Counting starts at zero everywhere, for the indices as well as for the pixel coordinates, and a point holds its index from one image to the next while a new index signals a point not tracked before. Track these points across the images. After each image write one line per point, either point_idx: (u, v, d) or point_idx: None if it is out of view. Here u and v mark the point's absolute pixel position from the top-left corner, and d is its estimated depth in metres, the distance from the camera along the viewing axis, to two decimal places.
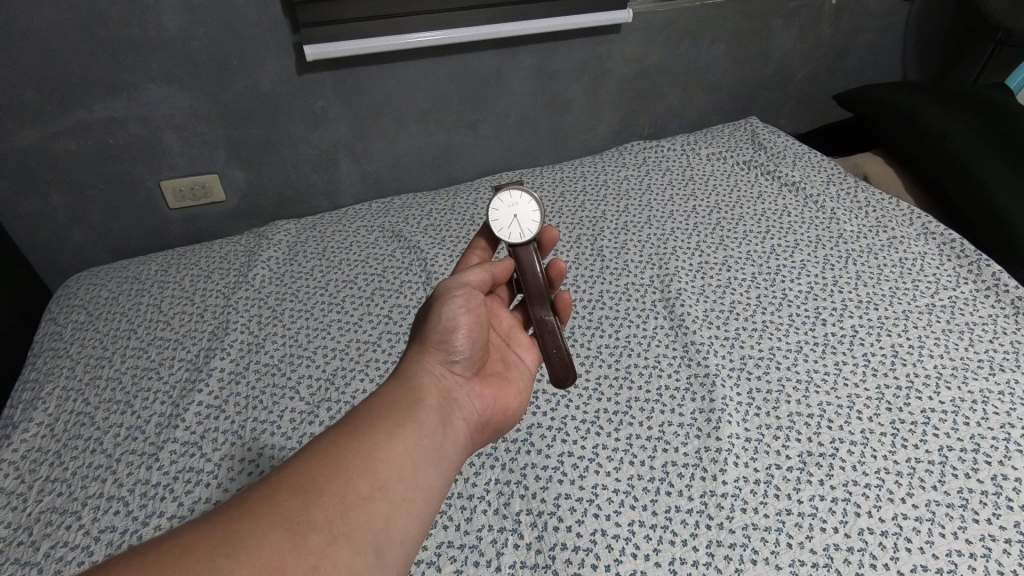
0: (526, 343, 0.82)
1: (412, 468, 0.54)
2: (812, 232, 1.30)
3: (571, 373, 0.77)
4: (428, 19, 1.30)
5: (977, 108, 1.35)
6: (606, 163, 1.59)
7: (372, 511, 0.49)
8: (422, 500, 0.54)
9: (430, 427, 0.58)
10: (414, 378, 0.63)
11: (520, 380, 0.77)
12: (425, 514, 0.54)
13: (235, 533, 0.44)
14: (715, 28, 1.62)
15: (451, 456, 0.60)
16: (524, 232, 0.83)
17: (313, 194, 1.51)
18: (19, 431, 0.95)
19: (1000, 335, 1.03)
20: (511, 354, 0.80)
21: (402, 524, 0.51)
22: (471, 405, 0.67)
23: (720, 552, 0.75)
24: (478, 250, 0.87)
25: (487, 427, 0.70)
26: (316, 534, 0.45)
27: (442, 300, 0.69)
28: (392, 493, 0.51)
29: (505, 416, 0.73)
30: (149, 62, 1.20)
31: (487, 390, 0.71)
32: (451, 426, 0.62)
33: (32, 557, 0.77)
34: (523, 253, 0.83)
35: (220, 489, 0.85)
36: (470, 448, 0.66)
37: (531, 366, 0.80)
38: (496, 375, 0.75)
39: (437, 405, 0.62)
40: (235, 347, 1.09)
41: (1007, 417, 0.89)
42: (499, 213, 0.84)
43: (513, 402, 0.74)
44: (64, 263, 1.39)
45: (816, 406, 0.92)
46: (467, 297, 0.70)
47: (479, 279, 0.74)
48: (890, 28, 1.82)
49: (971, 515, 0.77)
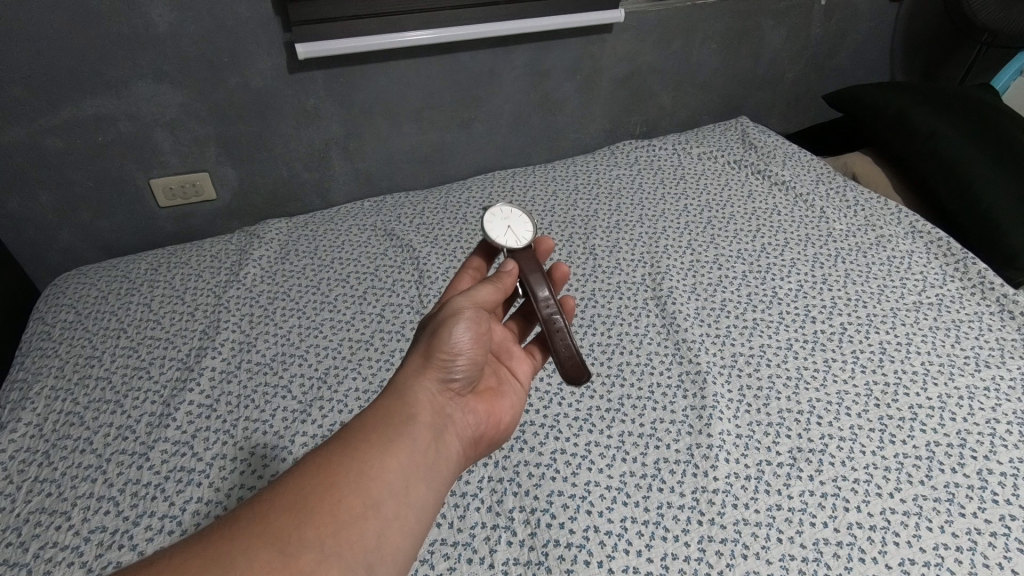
0: (518, 355, 0.81)
1: (404, 485, 0.54)
2: (802, 231, 1.31)
3: (584, 372, 0.72)
4: (419, 19, 1.30)
5: (961, 110, 1.37)
6: (599, 163, 1.60)
7: (363, 529, 0.49)
8: (414, 517, 0.54)
9: (424, 444, 0.58)
10: (408, 393, 0.61)
11: (513, 395, 0.76)
12: (417, 530, 0.54)
13: (225, 552, 0.44)
14: (706, 28, 1.63)
15: (444, 473, 0.59)
16: (519, 237, 0.82)
17: (305, 192, 1.51)
18: (7, 431, 0.94)
19: (986, 332, 1.04)
20: (504, 367, 0.79)
21: (393, 541, 0.51)
22: (465, 420, 0.67)
23: (712, 547, 0.76)
24: (470, 271, 0.86)
25: (479, 442, 0.69)
26: (308, 553, 0.45)
27: (451, 319, 0.66)
28: (384, 511, 0.51)
29: (497, 430, 0.72)
30: (139, 58, 1.19)
31: (481, 406, 0.70)
32: (444, 442, 0.61)
33: (21, 558, 0.77)
34: (523, 259, 0.81)
35: (212, 489, 0.85)
36: (462, 462, 0.66)
37: (522, 380, 0.80)
38: (489, 390, 0.74)
39: (433, 422, 0.61)
40: (227, 346, 1.09)
41: (993, 412, 0.90)
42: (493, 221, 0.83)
43: (506, 417, 0.73)
44: (51, 261, 1.38)
45: (806, 402, 0.93)
46: (476, 319, 0.67)
47: (488, 298, 0.71)
48: (879, 28, 1.84)
49: (958, 509, 0.78)
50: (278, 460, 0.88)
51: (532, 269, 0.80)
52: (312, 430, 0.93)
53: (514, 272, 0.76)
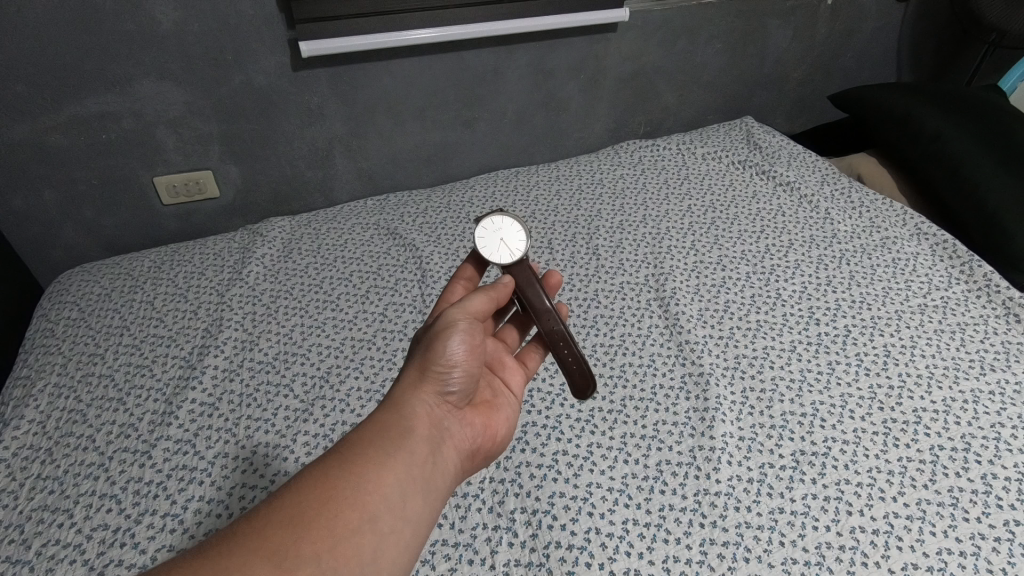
0: (512, 365, 0.81)
1: (401, 498, 0.54)
2: (806, 232, 1.30)
3: (592, 383, 0.75)
4: (424, 17, 1.30)
5: (968, 111, 1.36)
6: (603, 162, 1.59)
7: (360, 544, 0.49)
8: (410, 531, 0.54)
9: (421, 458, 0.57)
10: (404, 407, 0.61)
11: (508, 408, 0.76)
12: (413, 544, 0.54)
13: (223, 567, 0.44)
14: (711, 27, 1.62)
15: (440, 486, 0.59)
16: (513, 251, 0.79)
17: (308, 190, 1.51)
18: (10, 428, 0.95)
19: (991, 335, 1.04)
20: (498, 380, 0.79)
21: (390, 555, 0.51)
22: (462, 433, 0.66)
23: (714, 550, 0.76)
24: (463, 281, 0.84)
25: (476, 454, 0.69)
26: (305, 567, 0.46)
27: (446, 331, 0.65)
28: (381, 525, 0.51)
29: (493, 442, 0.72)
30: (143, 56, 1.19)
31: (477, 418, 0.70)
32: (441, 456, 0.61)
33: (24, 556, 0.77)
34: (518, 274, 0.79)
35: (214, 487, 0.85)
36: (459, 475, 0.65)
37: (517, 392, 0.80)
38: (484, 402, 0.74)
39: (430, 434, 0.60)
40: (229, 344, 1.09)
41: (998, 416, 0.90)
42: (485, 237, 0.81)
43: (502, 429, 0.73)
44: (55, 258, 1.38)
45: (809, 405, 0.93)
46: (471, 330, 0.66)
47: (482, 308, 0.71)
48: (885, 27, 1.83)
49: (961, 514, 0.78)
50: (280, 459, 0.88)
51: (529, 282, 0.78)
52: (314, 430, 0.93)
53: (509, 284, 0.75)
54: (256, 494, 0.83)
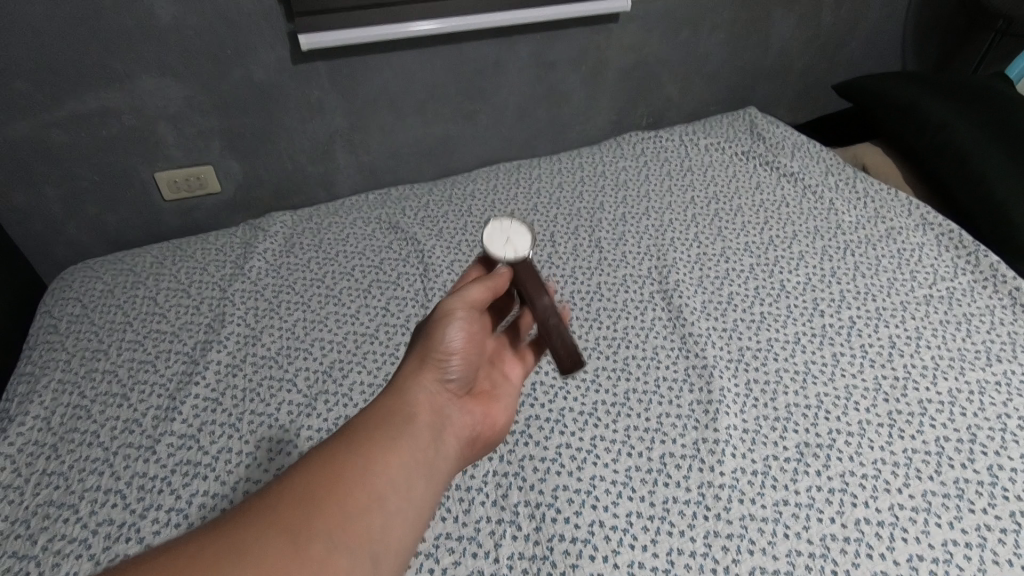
0: (511, 356, 0.81)
1: (406, 481, 0.54)
2: (810, 223, 1.30)
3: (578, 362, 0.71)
4: (423, 9, 1.29)
5: (972, 100, 1.35)
6: (605, 154, 1.58)
7: (369, 523, 0.49)
8: (416, 514, 0.54)
9: (425, 441, 0.57)
10: (407, 392, 0.61)
11: (508, 397, 0.76)
12: (419, 526, 0.54)
13: (235, 543, 0.44)
14: (714, 17, 1.61)
15: (444, 471, 0.59)
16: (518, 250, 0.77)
17: (309, 186, 1.50)
18: (15, 424, 0.95)
19: (998, 326, 1.03)
20: (498, 369, 0.79)
21: (396, 536, 0.51)
22: (465, 419, 0.66)
23: (718, 543, 0.76)
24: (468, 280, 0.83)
25: (477, 442, 0.69)
26: (315, 545, 0.45)
27: (444, 320, 0.65)
28: (387, 505, 0.51)
29: (494, 430, 0.72)
30: (142, 52, 1.18)
31: (478, 406, 0.70)
32: (444, 441, 0.61)
33: (30, 551, 0.78)
34: (521, 270, 0.75)
35: (218, 482, 0.85)
36: (461, 462, 0.65)
37: (517, 381, 0.80)
38: (484, 392, 0.74)
39: (433, 420, 0.60)
40: (232, 339, 1.09)
41: (1004, 407, 0.89)
42: (493, 234, 0.79)
43: (502, 418, 0.73)
44: (57, 254, 1.38)
45: (814, 396, 0.93)
46: (469, 320, 0.67)
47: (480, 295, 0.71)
48: (891, 14, 1.80)
49: (967, 505, 0.77)
50: (283, 454, 0.88)
51: (530, 277, 0.75)
52: (317, 424, 0.93)
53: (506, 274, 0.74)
54: (260, 488, 0.84)
